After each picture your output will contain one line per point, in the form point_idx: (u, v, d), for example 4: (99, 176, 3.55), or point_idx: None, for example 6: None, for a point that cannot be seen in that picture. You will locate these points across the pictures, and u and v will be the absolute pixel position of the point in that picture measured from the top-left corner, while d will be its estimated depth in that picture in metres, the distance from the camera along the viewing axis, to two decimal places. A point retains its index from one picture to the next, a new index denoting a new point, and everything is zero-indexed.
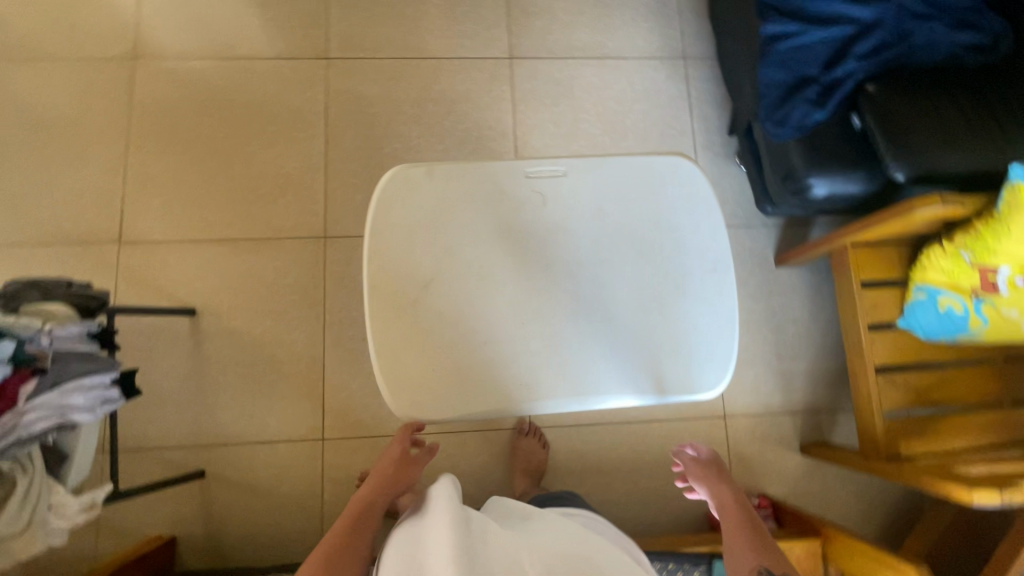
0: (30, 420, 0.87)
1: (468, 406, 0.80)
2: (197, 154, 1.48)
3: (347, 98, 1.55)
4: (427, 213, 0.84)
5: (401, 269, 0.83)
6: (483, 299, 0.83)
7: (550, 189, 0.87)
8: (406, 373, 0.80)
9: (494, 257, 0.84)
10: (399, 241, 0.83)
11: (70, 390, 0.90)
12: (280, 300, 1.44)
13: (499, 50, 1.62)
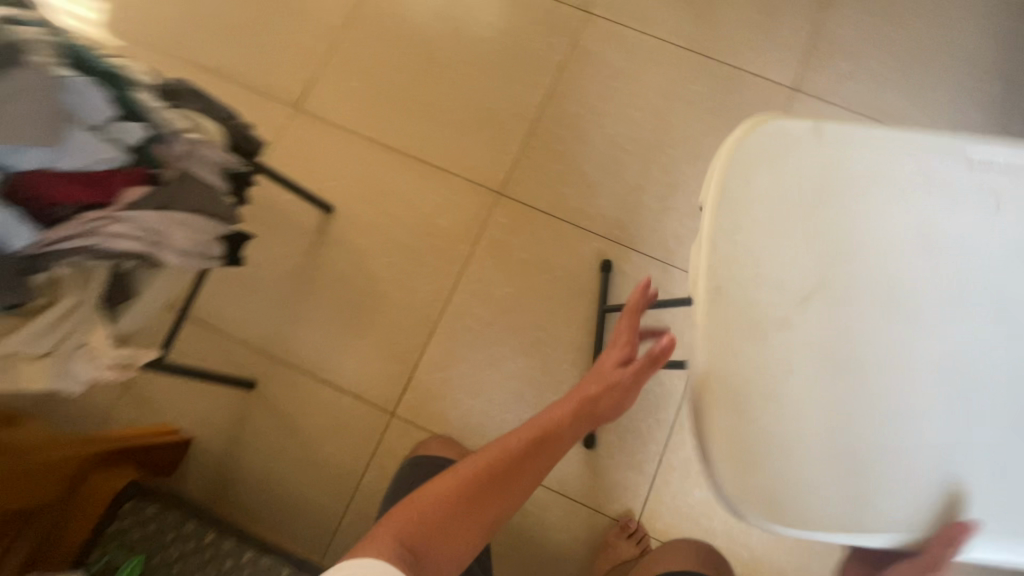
0: (112, 232, 0.65)
1: (807, 482, 0.54)
2: (411, 55, 1.31)
3: (590, 60, 1.31)
4: (786, 194, 0.59)
5: (740, 265, 0.58)
6: (853, 334, 0.57)
7: (959, 187, 0.59)
8: (728, 413, 0.55)
9: (880, 279, 0.58)
10: (742, 224, 0.59)
11: (174, 218, 0.69)
12: (420, 238, 1.20)
13: (784, 75, 1.30)
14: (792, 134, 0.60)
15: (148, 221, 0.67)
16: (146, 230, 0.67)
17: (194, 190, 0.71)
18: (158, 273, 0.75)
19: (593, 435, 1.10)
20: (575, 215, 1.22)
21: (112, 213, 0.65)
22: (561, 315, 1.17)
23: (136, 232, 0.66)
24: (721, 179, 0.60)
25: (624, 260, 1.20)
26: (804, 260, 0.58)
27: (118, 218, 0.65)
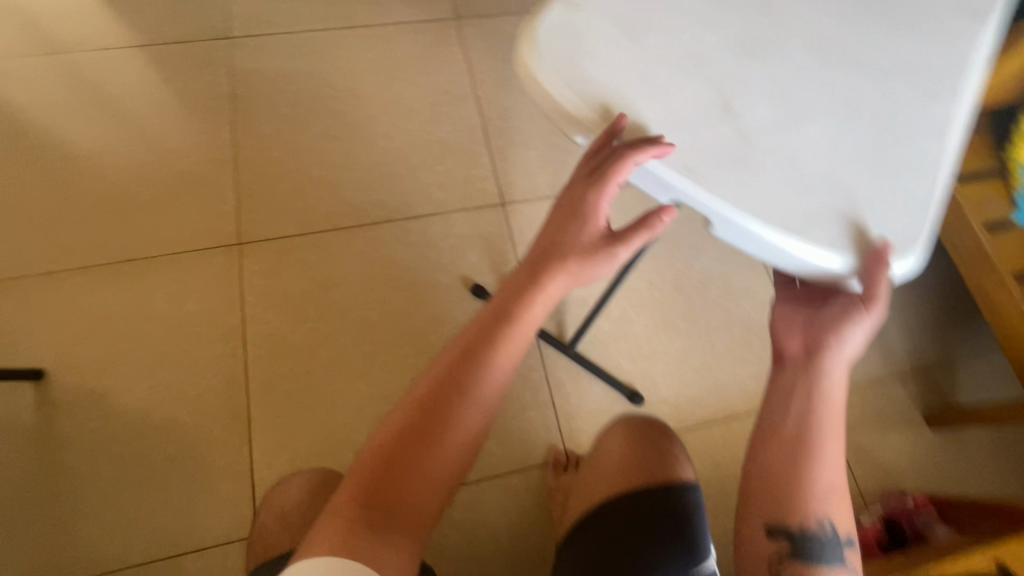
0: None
1: (895, 189, 0.50)
2: (53, 168, 1.09)
3: (258, 77, 1.22)
4: (638, 41, 0.53)
5: (678, 123, 0.51)
6: (778, 75, 0.53)
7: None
8: (826, 214, 0.49)
9: (735, 18, 0.54)
10: (641, 94, 0.52)
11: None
12: (176, 337, 0.99)
13: (442, 9, 1.34)
14: (584, 9, 0.53)
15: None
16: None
17: None
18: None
19: None
20: (330, 220, 1.11)
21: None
22: (375, 317, 1.04)
23: None
24: (585, 91, 0.51)
25: (403, 232, 1.12)
26: (711, 67, 0.53)
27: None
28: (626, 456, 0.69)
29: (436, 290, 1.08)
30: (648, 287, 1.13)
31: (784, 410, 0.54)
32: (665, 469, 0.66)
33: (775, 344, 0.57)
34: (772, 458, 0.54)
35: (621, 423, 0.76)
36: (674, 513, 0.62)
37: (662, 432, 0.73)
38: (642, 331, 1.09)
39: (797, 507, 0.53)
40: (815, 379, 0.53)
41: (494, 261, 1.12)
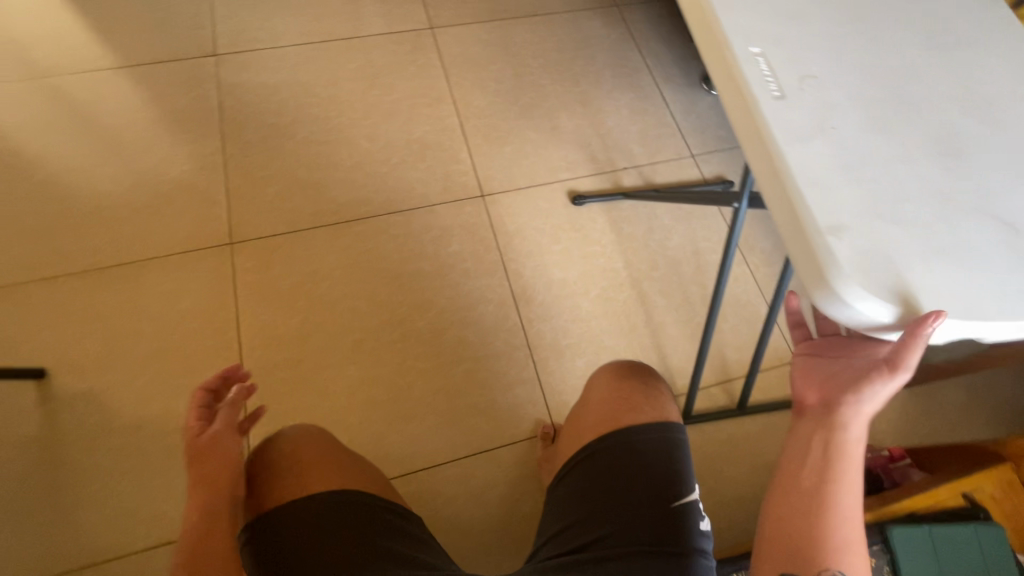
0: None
1: None
2: (52, 181, 1.15)
3: (245, 90, 1.28)
4: (885, 197, 0.40)
5: (981, 270, 0.38)
6: (990, 141, 0.43)
7: (771, 31, 0.46)
8: None
9: (898, 101, 0.44)
10: (945, 252, 0.38)
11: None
12: (173, 333, 1.03)
13: (417, 21, 1.43)
14: (848, 233, 0.38)
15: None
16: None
17: None
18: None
19: (462, 383, 1.04)
20: (317, 217, 1.16)
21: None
22: (363, 305, 1.09)
23: None
24: (898, 289, 0.37)
25: (387, 226, 1.17)
26: (963, 192, 0.41)
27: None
28: (617, 394, 0.76)
29: (421, 278, 1.13)
30: (624, 267, 1.18)
31: (806, 453, 0.53)
32: (653, 407, 0.74)
33: (796, 396, 0.56)
34: (780, 513, 0.53)
35: (608, 367, 0.83)
36: (654, 449, 0.69)
37: (649, 378, 0.80)
38: (620, 307, 1.14)
39: (817, 552, 0.50)
40: (833, 437, 0.52)
41: (476, 248, 1.17)
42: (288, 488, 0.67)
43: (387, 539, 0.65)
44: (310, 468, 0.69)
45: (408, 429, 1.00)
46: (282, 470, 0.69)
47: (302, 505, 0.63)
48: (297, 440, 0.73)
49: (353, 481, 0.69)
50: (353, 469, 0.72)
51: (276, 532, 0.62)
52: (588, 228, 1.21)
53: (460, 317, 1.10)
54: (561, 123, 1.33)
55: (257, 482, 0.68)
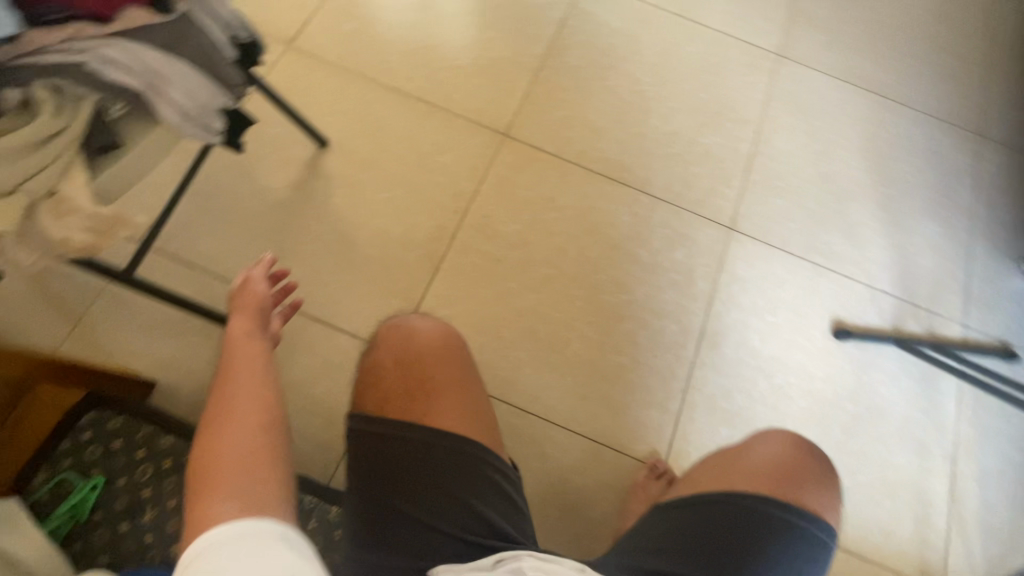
0: (104, 58, 0.58)
1: None
2: (412, 4, 1.29)
3: (590, 18, 1.34)
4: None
5: None
6: None
7: None
8: None
9: None
10: None
11: (176, 66, 0.62)
12: (423, 175, 1.14)
13: (770, 44, 1.38)
14: None
15: (147, 59, 0.60)
16: (142, 69, 0.60)
17: (173, 39, 0.62)
18: (140, 124, 0.64)
19: (610, 372, 1.03)
20: (583, 156, 1.19)
21: (103, 37, 0.58)
22: (573, 251, 1.11)
23: (132, 68, 0.60)
24: None
25: (633, 200, 1.17)
26: None
27: (107, 42, 0.58)
28: (785, 460, 0.65)
29: (633, 261, 1.12)
30: (821, 380, 1.08)
31: None
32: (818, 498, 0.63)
33: None
34: None
35: (776, 431, 0.70)
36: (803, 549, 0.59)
37: (809, 452, 0.67)
38: (792, 413, 1.05)
39: None
40: None
41: (695, 269, 1.13)
42: (398, 401, 0.66)
43: (468, 492, 0.61)
44: (430, 392, 0.66)
45: (545, 375, 1.02)
46: (402, 376, 0.67)
47: (403, 429, 0.63)
48: (428, 350, 0.70)
49: (464, 424, 0.65)
50: (469, 403, 0.67)
51: (377, 444, 0.62)
52: (810, 322, 1.12)
53: (645, 318, 1.08)
54: (848, 212, 1.22)
55: (379, 376, 0.68)
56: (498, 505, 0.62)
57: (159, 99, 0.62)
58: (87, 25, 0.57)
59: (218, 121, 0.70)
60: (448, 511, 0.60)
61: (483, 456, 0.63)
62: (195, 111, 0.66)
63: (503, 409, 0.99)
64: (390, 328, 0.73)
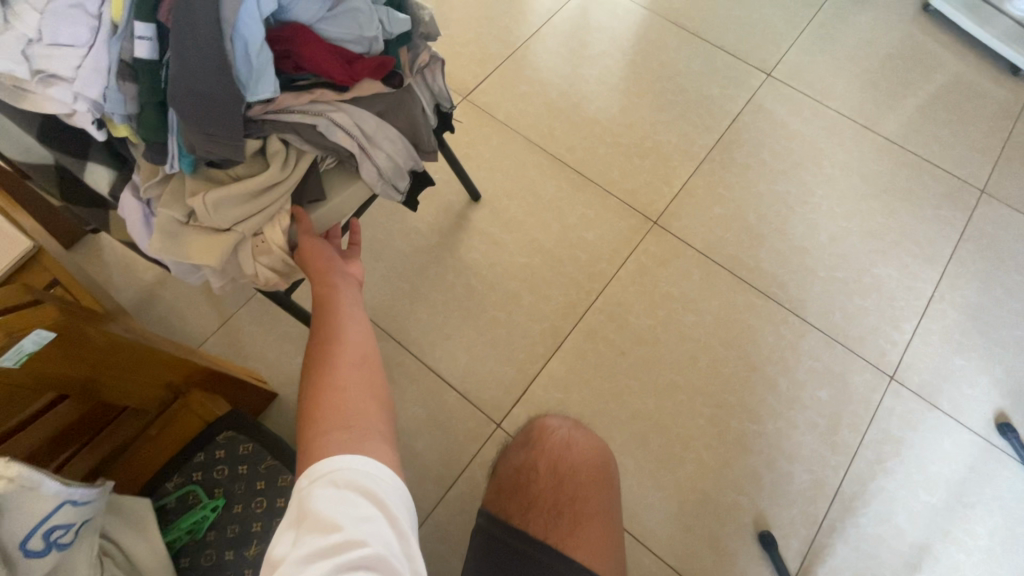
0: (333, 120, 0.61)
1: None
2: (585, 76, 1.31)
3: (765, 117, 1.27)
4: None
5: None
6: None
7: None
8: None
9: None
10: None
11: (387, 131, 0.65)
12: (564, 247, 1.13)
13: (973, 177, 1.22)
14: None
15: (365, 124, 0.63)
16: (360, 132, 0.63)
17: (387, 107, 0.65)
18: (343, 177, 0.68)
19: (722, 509, 0.93)
20: (733, 261, 1.12)
21: (338, 102, 0.62)
22: (704, 362, 1.03)
23: (349, 129, 0.62)
24: None
25: (781, 321, 1.07)
26: None
27: (339, 107, 0.62)
28: None
29: (770, 389, 1.01)
30: None
31: None
32: None
33: None
34: None
35: None
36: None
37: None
38: None
39: None
40: None
41: (841, 416, 1.00)
42: (542, 511, 0.63)
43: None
44: (575, 515, 0.63)
45: (648, 492, 0.93)
46: (555, 489, 0.65)
47: (545, 551, 0.59)
48: (582, 466, 0.67)
49: (603, 562, 0.60)
50: (611, 539, 0.63)
51: (514, 554, 0.60)
52: (976, 515, 0.94)
53: (772, 456, 0.97)
54: None
55: (529, 479, 0.66)
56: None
57: (362, 158, 0.63)
58: (327, 92, 0.62)
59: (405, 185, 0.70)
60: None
61: None
62: (390, 174, 0.67)
63: None
64: (549, 430, 0.71)
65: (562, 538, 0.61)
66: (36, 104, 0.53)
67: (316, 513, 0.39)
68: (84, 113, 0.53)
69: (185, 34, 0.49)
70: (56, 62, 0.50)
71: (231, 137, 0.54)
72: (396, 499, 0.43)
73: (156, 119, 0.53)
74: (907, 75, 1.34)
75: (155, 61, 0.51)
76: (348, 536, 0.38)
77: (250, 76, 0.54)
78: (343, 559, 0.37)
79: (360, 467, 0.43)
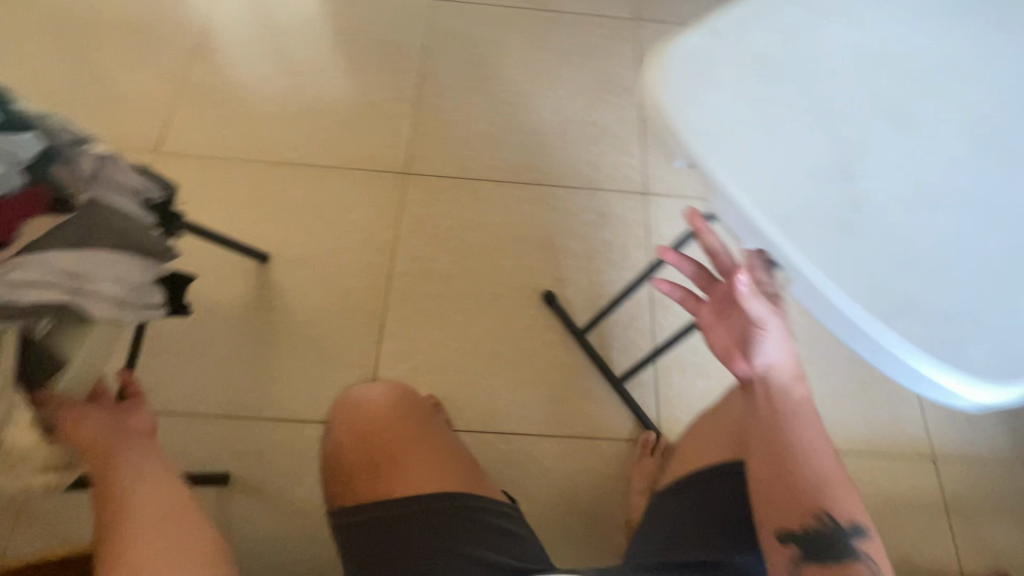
0: (18, 282, 0.51)
1: None
2: (271, 75, 1.26)
3: (449, 37, 1.35)
4: (949, 268, 0.46)
5: None
6: None
7: None
8: None
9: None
10: None
11: (100, 257, 0.56)
12: (339, 240, 1.12)
13: (625, 11, 1.43)
14: None
15: (69, 263, 0.54)
16: (66, 275, 0.53)
17: (85, 231, 0.56)
18: (72, 332, 0.57)
19: (581, 367, 1.05)
20: (487, 170, 1.20)
21: (17, 258, 0.52)
22: (508, 264, 1.12)
23: (53, 279, 0.53)
24: None
25: (547, 197, 1.19)
26: None
27: (17, 262, 0.52)
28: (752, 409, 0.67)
29: (567, 255, 1.14)
30: None
31: None
32: None
33: None
34: None
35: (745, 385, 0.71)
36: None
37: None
38: None
39: None
40: None
41: (626, 243, 1.16)
42: (368, 475, 0.62)
43: (477, 547, 0.58)
44: (394, 459, 0.63)
45: (520, 393, 1.02)
46: (366, 451, 0.64)
47: (387, 505, 0.59)
48: (380, 415, 0.66)
49: (442, 478, 0.62)
50: (441, 455, 0.64)
51: (364, 530, 0.58)
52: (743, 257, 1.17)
53: (594, 305, 1.10)
54: None
55: (341, 460, 0.65)
56: (511, 547, 0.60)
57: (89, 300, 0.54)
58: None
59: (157, 295, 0.63)
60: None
61: (477, 502, 0.61)
62: (132, 296, 0.59)
63: (490, 439, 0.98)
64: (340, 405, 0.68)
65: (391, 487, 0.61)
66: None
67: None
68: None
69: None
70: None
71: None
72: None
73: None
74: None
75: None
76: None
77: None
78: None
79: None
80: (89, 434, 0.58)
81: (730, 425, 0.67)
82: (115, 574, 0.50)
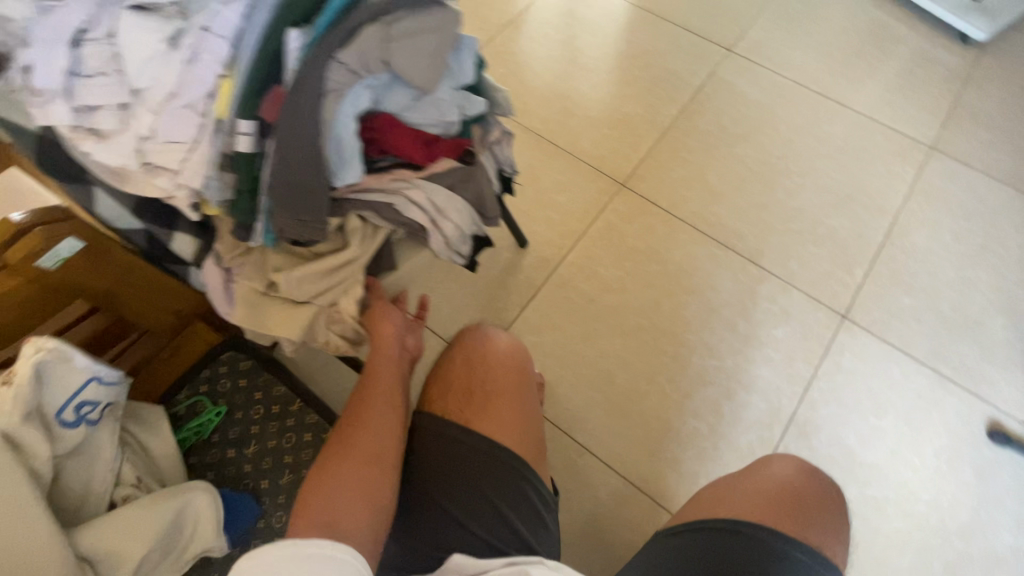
0: (409, 198, 0.57)
1: None
2: (559, 57, 1.41)
3: (727, 88, 1.37)
4: None
5: None
6: None
7: None
8: None
9: None
10: None
11: (457, 204, 0.59)
12: (539, 210, 1.22)
13: (921, 134, 1.31)
14: None
15: (439, 196, 0.58)
16: (432, 208, 0.58)
17: (471, 184, 0.60)
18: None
19: (684, 434, 1.02)
20: (696, 216, 1.21)
21: (415, 180, 0.57)
22: (668, 307, 1.12)
23: (428, 206, 0.58)
24: None
25: (740, 268, 1.15)
26: None
27: (415, 184, 0.57)
28: (785, 484, 0.70)
29: (729, 329, 1.10)
30: (927, 504, 0.96)
31: None
32: (822, 521, 0.67)
33: None
34: None
35: (784, 455, 0.74)
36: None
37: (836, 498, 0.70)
38: (882, 529, 0.95)
39: None
40: None
41: (796, 350, 1.08)
42: (461, 400, 0.76)
43: (505, 502, 0.69)
44: (483, 397, 0.76)
45: (615, 420, 1.03)
46: (467, 376, 0.78)
47: (462, 427, 0.72)
48: (495, 358, 0.79)
49: (510, 430, 0.73)
50: (517, 414, 0.75)
51: (435, 434, 0.72)
52: (921, 436, 1.01)
53: (730, 388, 1.05)
54: (988, 323, 1.10)
55: (446, 372, 0.79)
56: (528, 520, 0.69)
57: (434, 239, 0.59)
58: (405, 171, 0.56)
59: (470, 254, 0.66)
60: (484, 516, 0.68)
61: (525, 470, 0.71)
62: (461, 250, 0.64)
63: (567, 442, 1.02)
64: (462, 335, 0.84)
65: (471, 416, 0.74)
66: (132, 185, 0.50)
67: (161, 492, 0.65)
68: (138, 172, 0.49)
69: (286, 137, 0.46)
70: (97, 96, 0.46)
71: (317, 223, 0.52)
72: (195, 493, 0.67)
73: (250, 206, 0.52)
74: (860, 48, 1.44)
75: (254, 154, 0.48)
76: (162, 515, 0.63)
77: (343, 162, 0.49)
78: (162, 531, 0.63)
79: (192, 492, 0.66)
80: (384, 331, 0.65)
81: (769, 502, 0.68)
82: (346, 449, 0.57)
